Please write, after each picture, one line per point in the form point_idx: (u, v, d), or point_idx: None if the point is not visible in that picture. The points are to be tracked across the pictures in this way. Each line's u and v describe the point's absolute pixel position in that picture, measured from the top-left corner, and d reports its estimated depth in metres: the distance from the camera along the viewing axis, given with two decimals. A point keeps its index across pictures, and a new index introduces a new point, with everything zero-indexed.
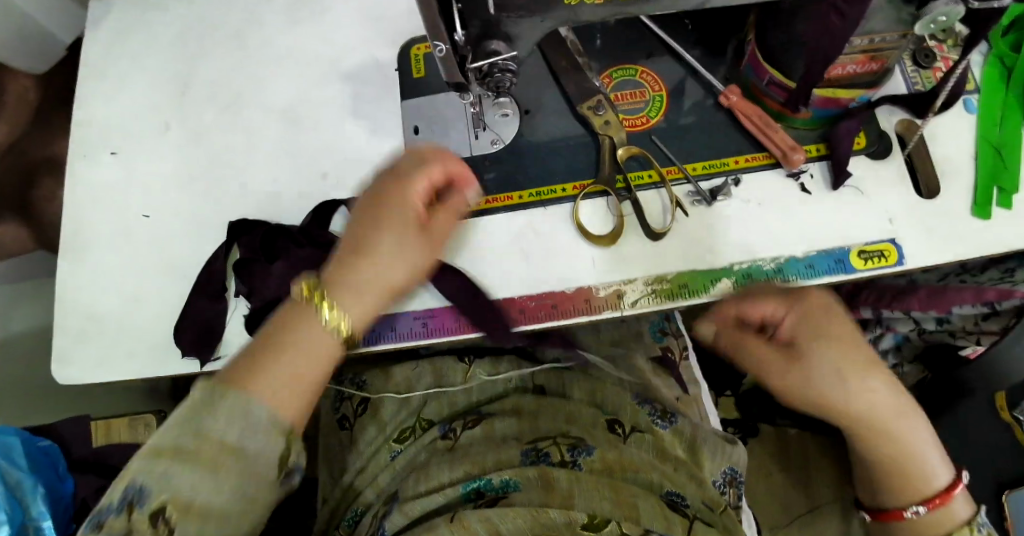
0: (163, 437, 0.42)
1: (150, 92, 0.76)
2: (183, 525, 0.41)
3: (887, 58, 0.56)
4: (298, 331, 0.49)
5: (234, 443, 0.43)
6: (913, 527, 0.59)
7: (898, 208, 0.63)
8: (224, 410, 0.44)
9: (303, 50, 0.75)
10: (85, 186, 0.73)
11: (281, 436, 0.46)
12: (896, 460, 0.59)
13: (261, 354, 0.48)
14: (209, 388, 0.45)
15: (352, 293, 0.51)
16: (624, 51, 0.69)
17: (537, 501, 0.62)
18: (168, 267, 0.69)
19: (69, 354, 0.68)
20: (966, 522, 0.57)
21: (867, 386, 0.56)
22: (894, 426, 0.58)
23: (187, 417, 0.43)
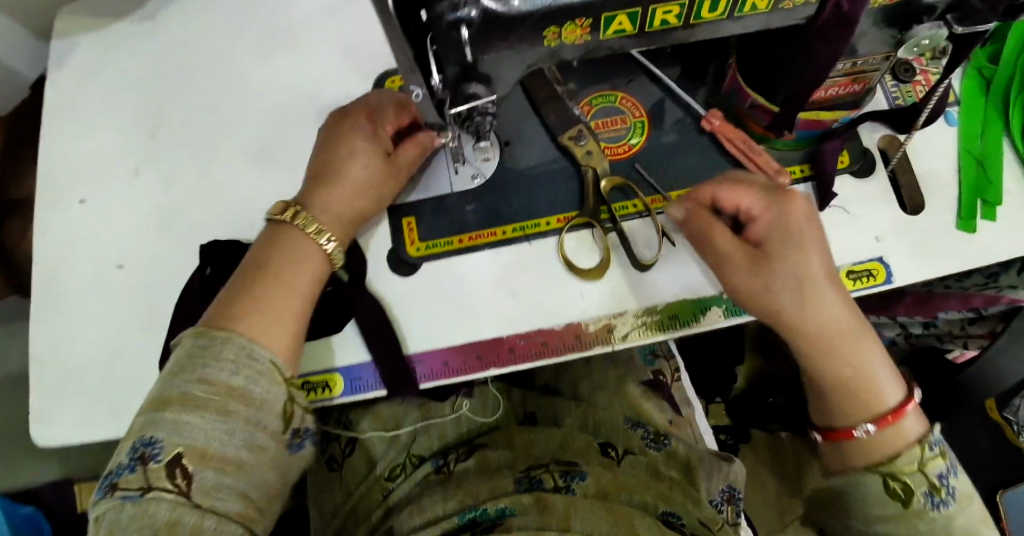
0: (172, 392, 0.48)
1: (119, 135, 0.73)
2: (199, 468, 0.46)
3: (869, 80, 0.56)
4: (291, 251, 0.57)
5: (238, 386, 0.49)
6: (858, 450, 0.55)
7: (885, 225, 0.63)
8: (228, 358, 0.50)
9: (277, 86, 0.73)
10: (54, 236, 0.70)
11: (280, 380, 0.53)
12: (846, 376, 0.54)
13: (254, 278, 0.55)
14: (205, 335, 0.51)
15: (332, 210, 0.59)
16: (605, 76, 0.68)
17: (534, 523, 0.57)
18: (145, 319, 0.67)
19: (46, 414, 0.65)
20: (917, 442, 0.53)
21: (825, 295, 0.52)
22: (854, 344, 0.54)
23: (190, 369, 0.49)
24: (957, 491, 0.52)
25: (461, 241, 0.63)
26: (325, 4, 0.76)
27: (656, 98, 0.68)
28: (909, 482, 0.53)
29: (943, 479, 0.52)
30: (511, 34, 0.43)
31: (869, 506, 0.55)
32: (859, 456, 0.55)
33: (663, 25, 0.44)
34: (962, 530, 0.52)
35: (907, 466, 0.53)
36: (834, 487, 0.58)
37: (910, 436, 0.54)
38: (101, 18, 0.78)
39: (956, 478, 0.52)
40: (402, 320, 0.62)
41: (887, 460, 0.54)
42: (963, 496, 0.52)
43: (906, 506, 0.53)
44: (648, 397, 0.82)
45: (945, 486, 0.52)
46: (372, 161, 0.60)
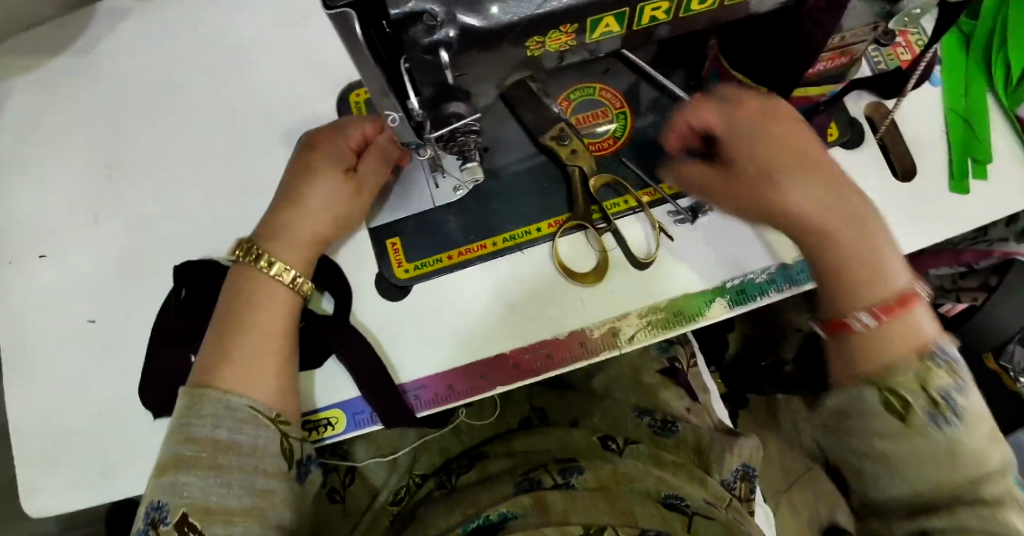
0: (163, 456, 0.47)
1: (72, 180, 0.68)
2: (208, 523, 0.45)
3: (855, 51, 0.54)
4: (254, 294, 0.54)
5: (228, 440, 0.47)
6: (853, 348, 0.47)
7: (878, 195, 0.62)
8: (208, 414, 0.48)
9: (234, 108, 0.69)
10: (18, 295, 0.66)
11: (267, 422, 0.50)
12: (860, 270, 0.48)
13: (223, 328, 0.53)
14: (188, 393, 0.49)
15: (294, 243, 0.56)
16: (579, 69, 0.65)
17: (537, 522, 0.55)
18: (125, 375, 0.63)
19: (34, 488, 0.62)
20: (920, 349, 0.44)
21: (793, 189, 0.48)
22: (847, 233, 0.49)
23: (177, 430, 0.48)
24: (961, 410, 0.42)
25: (451, 258, 0.61)
26: (276, 19, 0.71)
27: (635, 86, 0.65)
28: (904, 394, 0.43)
29: (947, 394, 0.42)
30: (493, 49, 0.40)
31: (867, 423, 0.44)
32: (861, 363, 0.46)
33: (651, 21, 0.43)
34: (967, 450, 0.42)
35: (903, 378, 0.43)
36: (828, 404, 0.47)
37: (915, 344, 0.45)
38: (35, 57, 0.72)
39: (963, 394, 0.42)
40: (400, 346, 0.59)
41: (881, 370, 0.44)
42: (969, 414, 0.43)
43: (905, 420, 0.43)
44: (666, 384, 0.77)
45: (948, 402, 0.42)
46: (329, 187, 0.57)
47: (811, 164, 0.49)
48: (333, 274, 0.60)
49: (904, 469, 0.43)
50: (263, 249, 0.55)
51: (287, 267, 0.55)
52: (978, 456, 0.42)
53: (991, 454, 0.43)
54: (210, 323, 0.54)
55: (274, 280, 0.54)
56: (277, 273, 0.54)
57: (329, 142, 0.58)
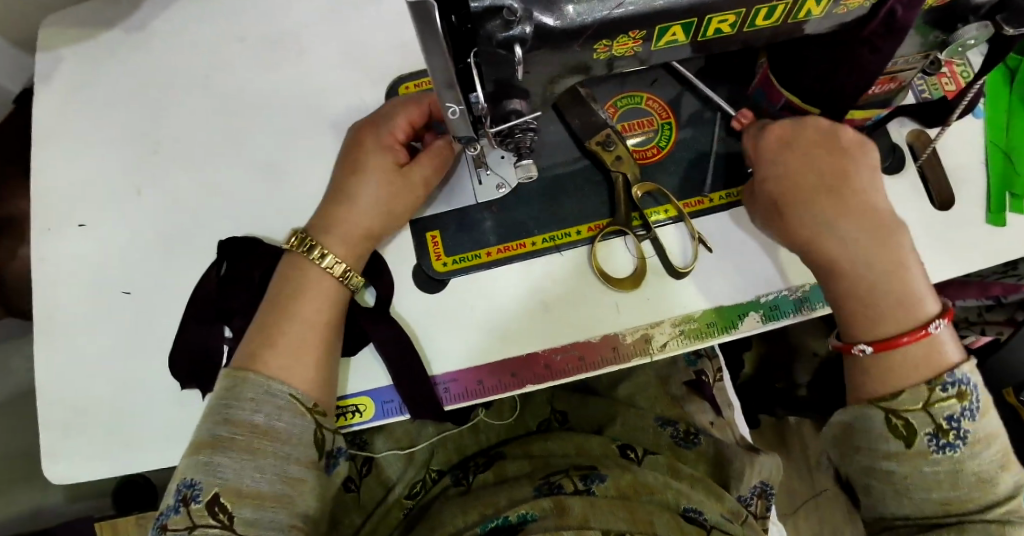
0: (201, 436, 0.47)
1: (115, 153, 0.69)
2: (239, 505, 0.45)
3: (904, 77, 0.55)
4: (303, 284, 0.54)
5: (264, 425, 0.48)
6: (870, 370, 0.49)
7: (916, 223, 0.62)
8: (248, 397, 0.48)
9: (280, 93, 0.69)
10: (55, 263, 0.67)
11: (304, 411, 0.50)
12: (863, 291, 0.49)
13: (272, 315, 0.53)
14: (230, 375, 0.50)
15: (344, 236, 0.56)
16: (626, 78, 0.66)
17: (553, 525, 0.55)
18: (156, 349, 0.64)
19: (57, 455, 0.62)
20: (927, 381, 0.47)
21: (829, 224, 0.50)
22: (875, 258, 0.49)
23: (216, 411, 0.48)
24: (969, 435, 0.46)
25: (489, 255, 0.61)
26: (324, 9, 0.72)
27: (680, 98, 0.65)
28: (912, 421, 0.47)
29: (952, 420, 0.46)
30: (562, 49, 0.41)
31: (874, 443, 0.49)
32: (872, 382, 0.49)
33: (716, 33, 0.43)
34: (974, 475, 0.46)
35: (910, 404, 0.47)
36: (835, 422, 0.52)
37: (934, 366, 0.47)
38: (86, 29, 0.73)
39: (971, 420, 0.46)
40: (433, 339, 0.60)
41: (890, 395, 0.48)
42: (975, 440, 0.46)
43: (909, 445, 0.47)
44: (692, 397, 0.78)
45: (955, 429, 0.46)
46: (379, 177, 0.57)
47: (844, 202, 0.50)
48: (371, 262, 0.61)
49: (910, 494, 0.47)
50: (315, 240, 0.56)
51: (334, 260, 0.55)
52: (983, 483, 0.46)
53: (1001, 478, 0.46)
54: (259, 310, 0.55)
55: (324, 271, 0.55)
56: (326, 266, 0.55)
57: (376, 131, 0.58)
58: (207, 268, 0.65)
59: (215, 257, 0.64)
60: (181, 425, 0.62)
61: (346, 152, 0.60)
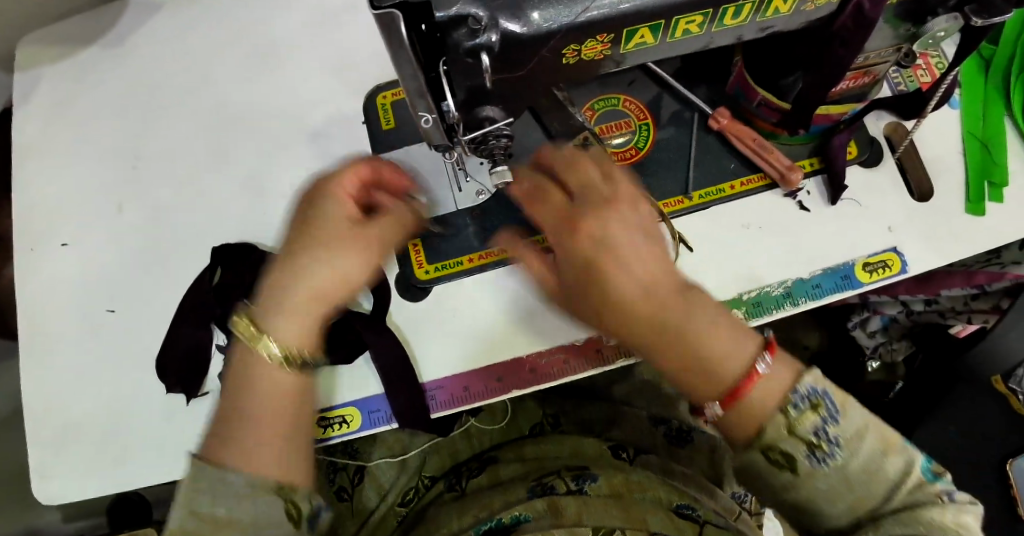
0: (169, 533, 0.42)
1: (95, 170, 0.69)
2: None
3: (877, 71, 0.55)
4: (252, 372, 0.47)
5: (228, 516, 0.42)
6: (731, 431, 0.43)
7: (897, 215, 0.62)
8: (208, 492, 0.42)
9: (261, 107, 0.69)
10: (38, 282, 0.67)
11: (271, 493, 0.43)
12: (687, 353, 0.44)
13: (224, 413, 0.47)
14: (194, 467, 0.43)
15: (288, 311, 0.48)
16: (603, 81, 0.66)
17: (550, 525, 0.55)
18: (142, 365, 0.64)
19: (44, 475, 0.62)
20: (778, 408, 0.41)
21: (621, 283, 0.45)
22: (687, 313, 0.45)
23: (181, 508, 0.42)
24: (841, 438, 0.41)
25: (471, 261, 0.61)
26: (304, 19, 0.72)
27: (658, 98, 0.65)
28: (786, 450, 0.41)
29: (819, 432, 0.41)
30: (531, 56, 0.42)
31: (767, 482, 0.43)
32: (735, 428, 0.43)
33: (684, 34, 0.44)
34: (862, 472, 0.41)
35: (775, 436, 0.41)
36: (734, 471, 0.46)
37: (779, 390, 0.42)
38: (66, 47, 0.73)
39: (836, 424, 0.41)
40: (420, 346, 0.60)
41: (755, 433, 0.42)
42: (849, 439, 0.41)
43: (795, 473, 0.41)
44: None
45: (825, 439, 0.41)
46: (324, 238, 0.50)
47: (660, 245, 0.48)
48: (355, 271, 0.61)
49: (822, 510, 0.43)
50: (258, 323, 0.48)
51: (275, 338, 0.47)
52: (872, 475, 0.41)
53: (886, 463, 0.41)
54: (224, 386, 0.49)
55: (266, 358, 0.47)
56: (266, 351, 0.47)
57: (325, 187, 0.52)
58: (191, 282, 0.64)
59: (209, 262, 0.64)
60: (169, 441, 0.61)
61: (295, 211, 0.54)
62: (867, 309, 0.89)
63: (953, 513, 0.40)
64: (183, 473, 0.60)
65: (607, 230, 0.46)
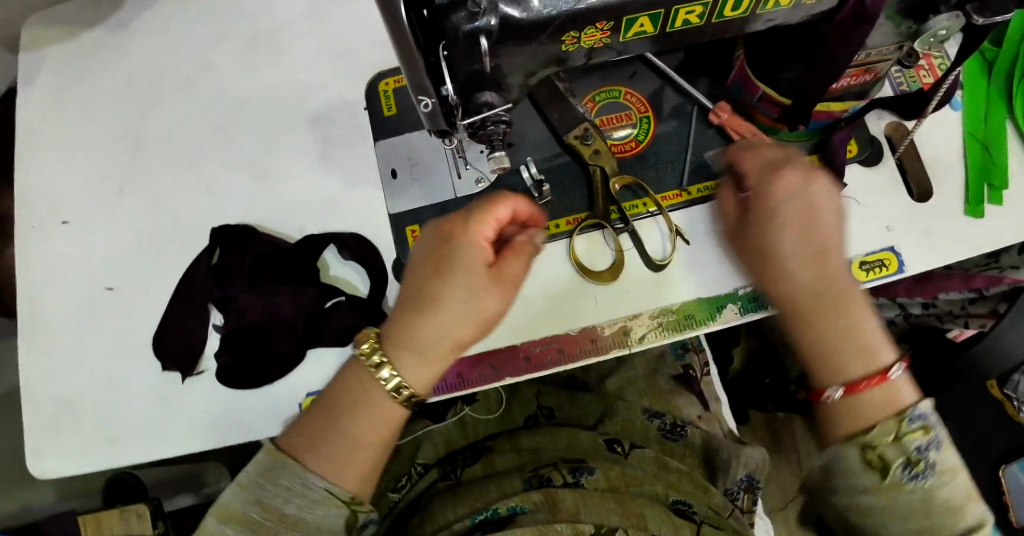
0: (232, 504, 0.48)
1: (97, 151, 0.69)
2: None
3: (879, 70, 0.56)
4: (357, 395, 0.50)
5: (292, 514, 0.48)
6: (838, 415, 0.47)
7: (895, 214, 0.62)
8: (283, 484, 0.48)
9: (263, 91, 0.69)
10: (38, 260, 0.67)
11: (341, 505, 0.48)
12: (834, 338, 0.48)
13: (325, 408, 0.51)
14: (272, 455, 0.48)
15: (421, 358, 0.50)
16: (605, 73, 0.66)
17: (546, 520, 0.57)
18: (139, 344, 0.64)
19: (41, 450, 0.63)
20: (895, 413, 0.44)
21: (786, 241, 0.50)
22: (855, 314, 0.49)
23: (252, 486, 0.48)
24: (940, 466, 0.43)
25: None
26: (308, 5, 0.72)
27: (659, 91, 0.66)
28: (886, 455, 0.44)
29: (923, 452, 0.43)
30: (529, 41, 0.42)
31: (849, 480, 0.45)
32: (841, 424, 0.47)
33: (684, 24, 0.44)
34: (944, 506, 0.43)
35: (881, 437, 0.44)
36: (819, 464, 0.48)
37: (890, 404, 0.45)
38: (71, 27, 0.74)
39: (940, 450, 0.43)
40: None
41: (859, 432, 0.45)
42: (946, 469, 0.43)
43: (884, 478, 0.43)
44: (681, 391, 0.76)
45: (924, 460, 0.43)
46: (467, 284, 0.49)
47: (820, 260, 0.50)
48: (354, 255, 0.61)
49: (888, 525, 0.45)
50: (388, 355, 0.50)
51: (390, 373, 0.50)
52: (952, 510, 0.43)
53: (967, 507, 0.44)
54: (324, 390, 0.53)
55: (377, 383, 0.50)
56: (379, 377, 0.50)
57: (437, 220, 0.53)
58: (189, 263, 0.65)
59: (208, 244, 0.65)
60: (164, 420, 0.62)
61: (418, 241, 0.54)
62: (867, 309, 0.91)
63: None
64: (178, 451, 0.61)
65: (776, 191, 0.50)
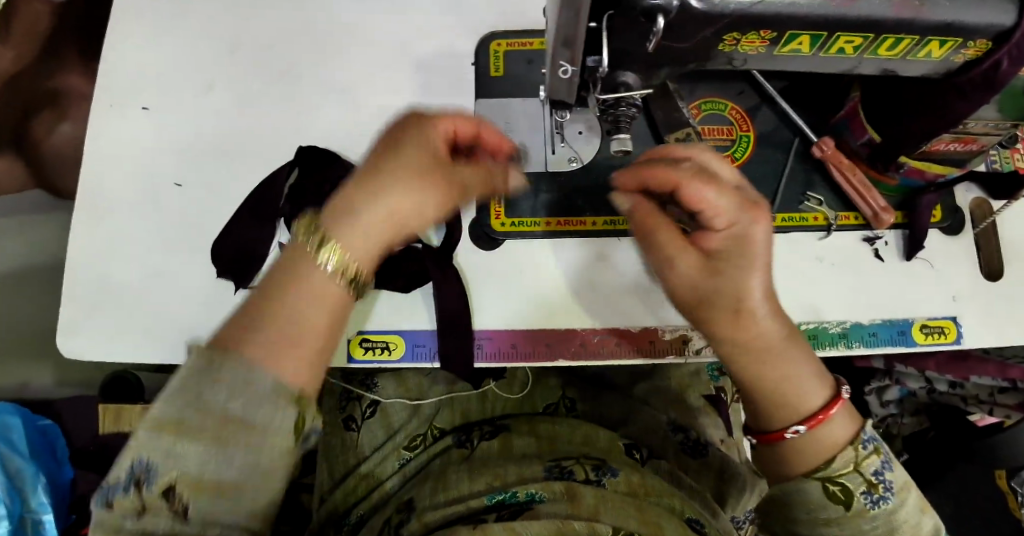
0: (164, 410, 0.37)
1: (191, 44, 0.68)
2: (197, 500, 0.36)
3: (987, 142, 0.54)
4: (302, 283, 0.42)
5: (237, 414, 0.37)
6: (796, 454, 0.47)
7: (964, 287, 0.63)
8: (229, 379, 0.38)
9: (372, 25, 0.69)
10: (111, 138, 0.66)
11: (291, 404, 0.39)
12: (773, 379, 0.47)
13: (251, 308, 0.42)
14: (206, 355, 0.39)
15: (362, 236, 0.44)
16: (713, 84, 0.66)
17: (563, 513, 0.55)
18: (194, 244, 0.63)
19: (75, 326, 0.62)
20: (850, 444, 0.46)
21: (757, 287, 0.45)
22: (798, 357, 0.47)
23: (187, 387, 0.37)
24: (895, 486, 0.46)
25: (548, 225, 0.62)
26: None
27: (762, 113, 0.66)
28: (847, 484, 0.46)
29: (881, 477, 0.46)
30: (694, 34, 0.42)
31: (814, 513, 0.47)
32: (805, 458, 0.47)
33: (837, 53, 0.45)
34: (904, 524, 0.46)
35: (845, 468, 0.46)
36: (772, 494, 0.49)
37: (850, 427, 0.47)
38: None
39: (893, 472, 0.46)
40: (479, 292, 0.61)
41: (822, 464, 0.46)
42: (900, 488, 0.46)
43: (848, 508, 0.46)
44: (707, 411, 0.80)
45: (882, 482, 0.46)
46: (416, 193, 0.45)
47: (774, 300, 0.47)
48: None
49: None
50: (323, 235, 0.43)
51: (336, 253, 0.43)
52: None
53: None
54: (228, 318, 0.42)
55: (334, 272, 0.43)
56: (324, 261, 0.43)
57: (421, 141, 0.46)
58: (266, 175, 0.64)
59: (291, 161, 0.64)
60: (207, 325, 0.61)
61: (378, 146, 0.46)
62: (889, 377, 0.85)
63: None
64: None
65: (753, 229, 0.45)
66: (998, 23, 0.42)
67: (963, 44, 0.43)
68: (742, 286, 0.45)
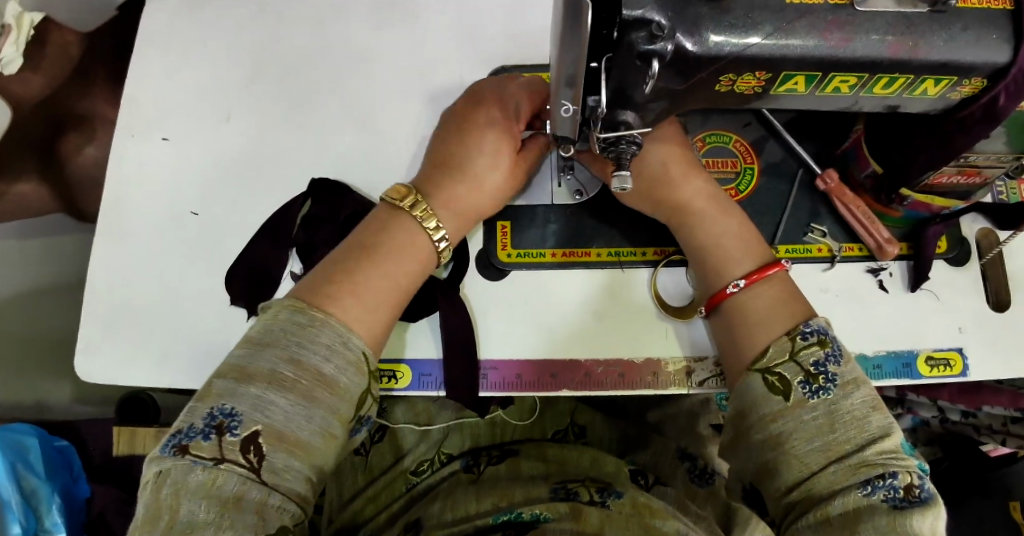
0: (258, 365, 0.45)
1: (210, 75, 0.71)
2: (273, 450, 0.43)
3: (991, 175, 0.55)
4: (398, 235, 0.54)
5: (330, 376, 0.46)
6: (747, 338, 0.52)
7: (970, 317, 0.63)
8: (323, 342, 0.46)
9: (388, 58, 0.71)
10: (132, 167, 0.68)
11: (366, 372, 0.48)
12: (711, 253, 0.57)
13: (343, 269, 0.51)
14: (303, 310, 0.47)
15: (448, 198, 0.57)
16: (719, 118, 0.68)
17: (570, 528, 0.56)
18: (212, 272, 0.65)
19: (93, 347, 0.63)
20: (789, 334, 0.50)
21: (687, 189, 0.58)
22: (730, 239, 0.57)
23: (282, 342, 0.46)
24: (838, 378, 0.47)
25: (553, 255, 0.63)
26: None
27: (767, 144, 0.67)
28: (784, 374, 0.49)
29: (819, 366, 0.48)
30: (690, 74, 0.43)
31: (761, 410, 0.49)
32: (755, 345, 0.52)
33: (834, 91, 0.45)
34: (848, 419, 0.46)
35: (778, 357, 0.50)
36: (731, 410, 0.52)
37: (793, 318, 0.51)
38: None
39: (838, 364, 0.48)
40: (485, 321, 0.62)
41: (759, 357, 0.51)
42: (847, 382, 0.47)
43: (787, 398, 0.48)
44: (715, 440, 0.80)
45: (823, 374, 0.48)
46: (491, 159, 0.58)
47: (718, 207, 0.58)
48: None
49: (795, 446, 0.46)
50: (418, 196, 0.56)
51: (437, 224, 0.55)
52: (856, 421, 0.46)
53: (871, 417, 0.46)
54: (330, 257, 0.54)
55: (425, 231, 0.55)
56: (426, 225, 0.55)
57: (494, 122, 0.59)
58: (281, 204, 0.66)
59: (304, 192, 0.66)
60: (220, 349, 0.63)
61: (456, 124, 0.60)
62: (901, 406, 0.85)
63: (926, 517, 0.41)
64: None
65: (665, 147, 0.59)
66: (993, 61, 0.42)
67: (958, 82, 0.44)
68: (676, 193, 0.58)
